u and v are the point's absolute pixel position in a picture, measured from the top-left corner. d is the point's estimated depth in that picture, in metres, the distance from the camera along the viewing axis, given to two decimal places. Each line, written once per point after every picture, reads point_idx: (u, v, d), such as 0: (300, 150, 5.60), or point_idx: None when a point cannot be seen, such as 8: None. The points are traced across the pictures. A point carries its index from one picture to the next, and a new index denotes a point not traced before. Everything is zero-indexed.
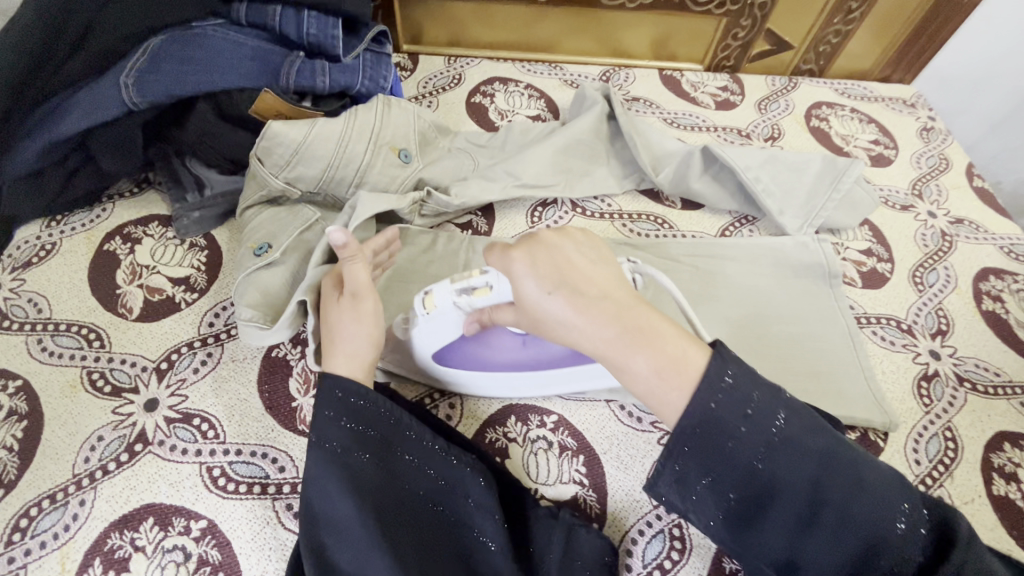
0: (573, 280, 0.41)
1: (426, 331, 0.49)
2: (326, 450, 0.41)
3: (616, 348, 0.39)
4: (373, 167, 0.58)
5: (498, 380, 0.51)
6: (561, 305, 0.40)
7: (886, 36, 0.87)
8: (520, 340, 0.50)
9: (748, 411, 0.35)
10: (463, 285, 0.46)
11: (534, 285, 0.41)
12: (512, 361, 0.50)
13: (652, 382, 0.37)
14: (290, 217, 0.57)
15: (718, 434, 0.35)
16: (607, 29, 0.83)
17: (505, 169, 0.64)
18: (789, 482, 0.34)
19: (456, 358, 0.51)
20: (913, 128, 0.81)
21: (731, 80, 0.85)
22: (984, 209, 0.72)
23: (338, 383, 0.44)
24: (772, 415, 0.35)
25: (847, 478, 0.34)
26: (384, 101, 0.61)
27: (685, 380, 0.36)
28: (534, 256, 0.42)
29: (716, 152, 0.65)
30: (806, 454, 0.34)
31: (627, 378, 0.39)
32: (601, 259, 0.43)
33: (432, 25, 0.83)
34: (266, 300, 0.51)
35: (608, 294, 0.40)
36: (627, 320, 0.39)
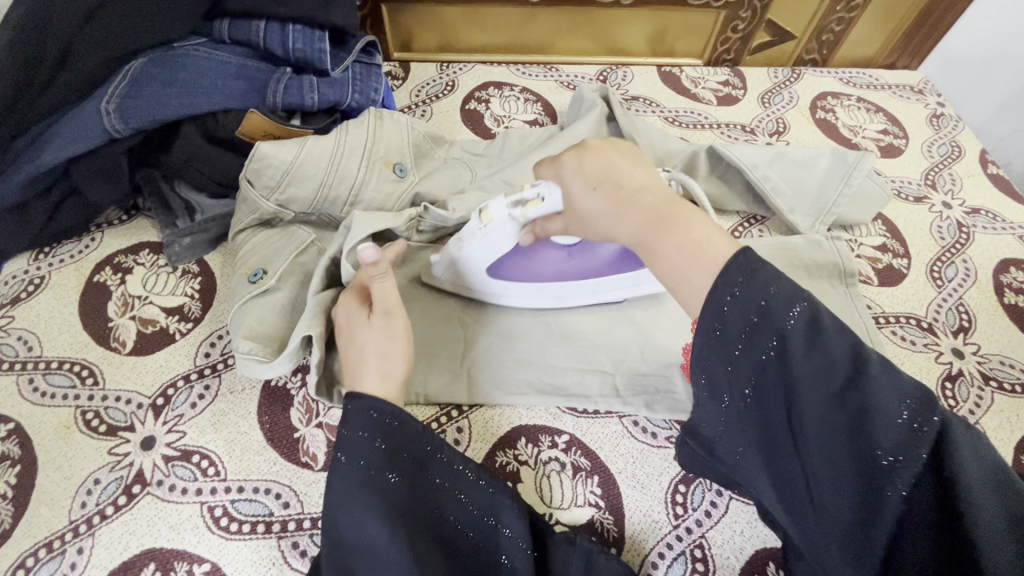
0: (612, 173, 0.40)
1: (481, 245, 0.51)
2: (359, 471, 0.39)
3: (647, 229, 0.36)
4: (368, 184, 0.56)
5: (546, 291, 0.55)
6: (601, 201, 0.39)
7: (890, 23, 0.83)
8: (565, 251, 0.53)
9: (759, 301, 0.28)
10: (516, 199, 0.47)
11: (579, 185, 0.41)
12: (560, 272, 0.54)
13: (675, 267, 0.33)
14: (285, 240, 0.55)
15: (729, 331, 0.29)
16: (602, 27, 0.81)
17: (503, 178, 0.62)
18: (798, 377, 0.27)
19: (510, 269, 0.53)
20: (922, 115, 0.79)
21: (732, 74, 0.82)
22: (1000, 196, 0.70)
23: (371, 401, 0.42)
24: (784, 308, 0.28)
25: (857, 378, 0.27)
26: (375, 115, 0.59)
27: (712, 253, 0.32)
28: (580, 158, 0.41)
29: (721, 152, 0.63)
30: (812, 356, 0.27)
31: (654, 262, 0.35)
32: (638, 159, 0.42)
33: (422, 31, 0.81)
34: (263, 330, 0.48)
35: (647, 188, 0.38)
36: (654, 203, 0.36)
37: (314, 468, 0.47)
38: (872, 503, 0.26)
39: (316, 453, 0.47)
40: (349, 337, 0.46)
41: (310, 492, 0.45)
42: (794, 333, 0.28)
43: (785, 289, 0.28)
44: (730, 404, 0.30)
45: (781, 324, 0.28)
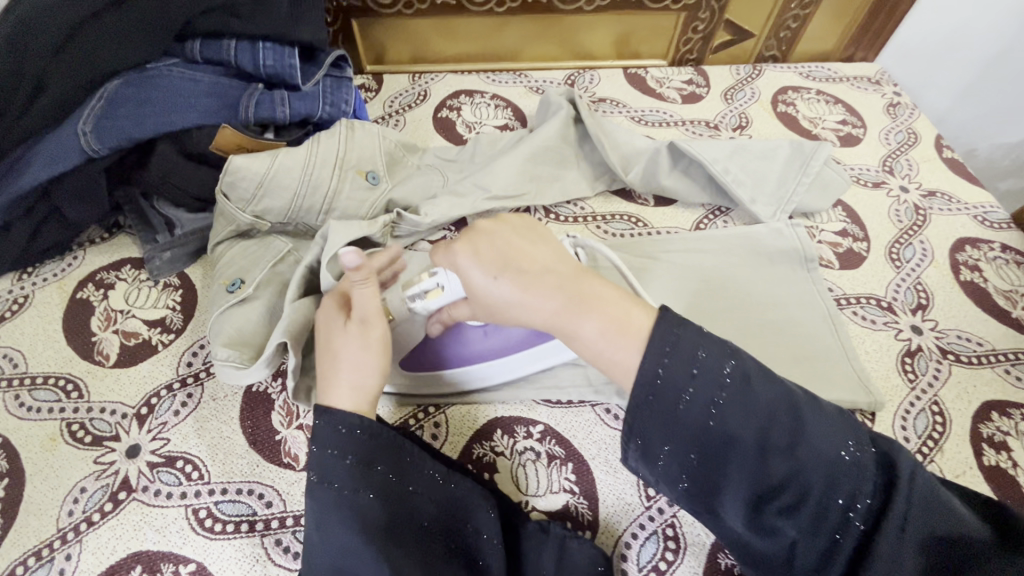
0: (509, 260, 0.43)
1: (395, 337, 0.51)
2: (331, 489, 0.40)
3: (565, 313, 0.41)
4: (341, 193, 0.58)
5: (471, 374, 0.53)
6: (506, 287, 0.42)
7: (845, 18, 0.86)
8: (480, 330, 0.51)
9: (692, 373, 0.35)
10: (413, 290, 0.49)
11: (479, 273, 0.43)
12: (480, 352, 0.52)
13: (600, 346, 0.39)
14: (263, 251, 0.57)
15: (667, 398, 0.36)
16: (569, 33, 0.83)
17: (474, 183, 0.63)
18: (740, 431, 0.34)
19: (434, 360, 0.53)
20: (879, 105, 0.82)
21: (696, 73, 0.85)
22: (955, 178, 0.73)
23: (339, 416, 0.43)
24: (718, 369, 0.35)
25: (788, 429, 0.34)
26: (347, 126, 0.61)
27: (631, 329, 0.38)
28: (473, 242, 0.44)
29: (682, 148, 0.65)
30: (749, 414, 0.35)
31: (576, 342, 0.41)
32: (533, 236, 0.45)
33: (395, 44, 0.83)
34: (242, 337, 0.50)
35: (549, 268, 0.42)
36: (567, 290, 0.41)
37: (295, 468, 0.48)
38: (817, 524, 0.34)
39: (298, 453, 0.49)
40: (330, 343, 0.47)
41: (292, 491, 0.47)
42: (730, 390, 0.35)
43: (710, 352, 0.36)
44: (690, 463, 0.36)
45: (721, 388, 0.35)
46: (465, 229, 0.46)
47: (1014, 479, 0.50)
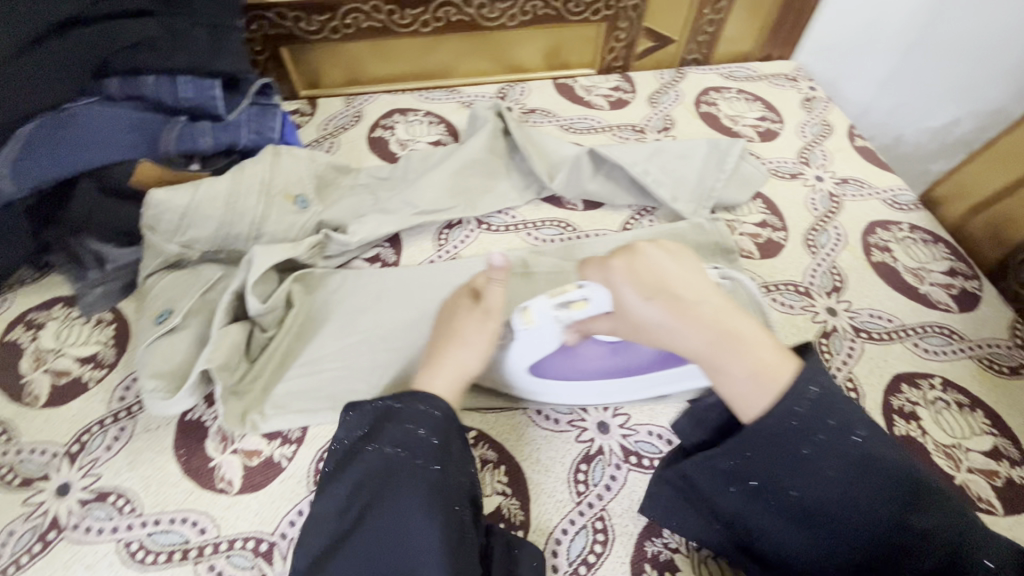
0: (669, 289, 0.45)
1: (524, 344, 0.51)
2: (409, 460, 0.42)
3: (714, 348, 0.43)
4: (268, 217, 0.59)
5: (589, 387, 0.53)
6: (657, 310, 0.44)
7: (757, 19, 0.90)
8: (610, 347, 0.52)
9: (821, 437, 0.39)
10: (559, 300, 0.49)
11: (630, 292, 0.45)
12: (604, 369, 0.52)
13: (741, 388, 0.41)
14: (192, 280, 0.57)
15: (790, 441, 0.39)
16: (497, 49, 0.85)
17: (403, 199, 0.66)
18: (864, 493, 0.38)
19: (555, 371, 0.52)
20: (796, 100, 0.86)
21: (623, 80, 0.89)
22: (866, 165, 0.77)
23: (428, 401, 0.46)
24: (854, 436, 0.39)
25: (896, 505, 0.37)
26: (272, 152, 0.62)
27: (774, 374, 0.41)
28: (632, 263, 0.46)
29: (602, 153, 0.68)
30: (863, 482, 0.38)
31: (721, 380, 0.43)
32: (689, 266, 0.47)
33: (328, 68, 0.83)
34: (170, 367, 0.50)
35: (702, 301, 0.45)
36: (719, 324, 0.43)
37: (229, 493, 0.49)
38: None
39: (232, 478, 0.49)
40: (454, 323, 0.52)
41: (226, 516, 0.47)
42: (855, 450, 0.38)
43: (841, 419, 0.39)
44: (786, 500, 0.40)
45: (831, 460, 0.38)
46: (622, 246, 0.48)
47: (923, 446, 0.52)
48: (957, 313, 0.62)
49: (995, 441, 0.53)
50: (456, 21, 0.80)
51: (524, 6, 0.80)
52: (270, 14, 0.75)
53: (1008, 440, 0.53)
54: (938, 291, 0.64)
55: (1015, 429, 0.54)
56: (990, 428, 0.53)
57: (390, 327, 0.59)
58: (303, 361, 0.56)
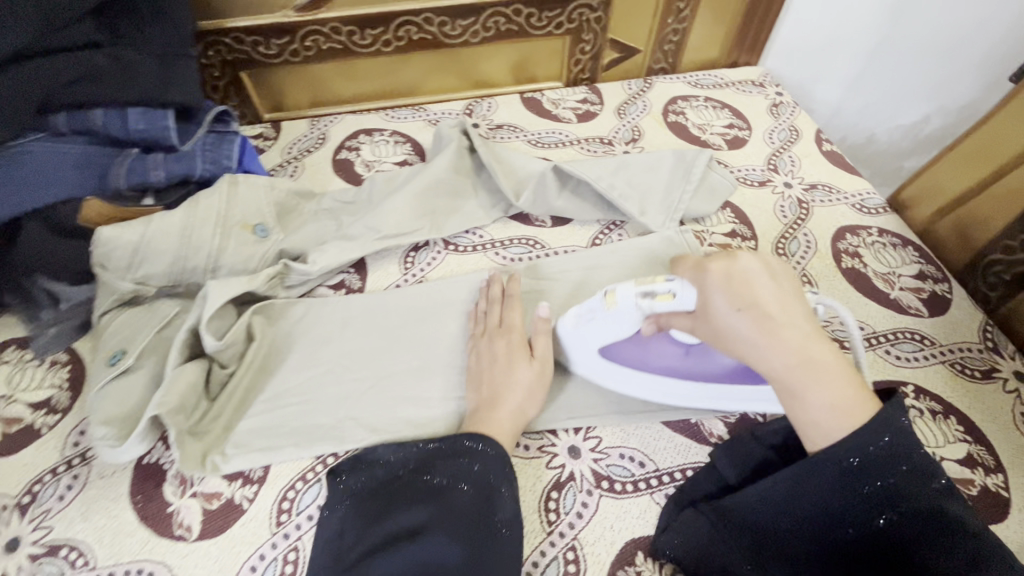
0: (763, 305, 0.43)
1: (598, 323, 0.52)
2: (457, 487, 0.45)
3: (796, 374, 0.41)
4: (226, 249, 0.58)
5: (652, 382, 0.54)
6: (745, 324, 0.43)
7: (721, 27, 0.91)
8: (684, 348, 0.52)
9: (890, 480, 0.37)
10: (645, 289, 0.49)
11: (721, 301, 0.44)
12: (670, 367, 0.52)
13: (817, 416, 0.40)
14: (147, 317, 0.55)
15: (857, 476, 0.37)
16: (462, 65, 0.85)
17: (366, 224, 0.65)
18: (920, 544, 0.35)
19: (622, 358, 0.54)
20: (763, 106, 0.86)
21: (590, 91, 0.88)
22: (834, 170, 0.77)
23: (482, 440, 0.48)
24: (925, 486, 0.36)
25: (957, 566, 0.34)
26: (229, 181, 0.61)
27: (855, 412, 0.39)
28: (728, 275, 0.45)
29: (567, 170, 0.67)
30: (922, 534, 0.35)
31: (797, 407, 0.41)
32: (789, 288, 0.44)
33: (290, 90, 0.82)
34: (123, 412, 0.48)
35: (793, 324, 0.42)
36: (808, 351, 0.41)
37: (188, 539, 0.47)
38: None
39: (190, 523, 0.48)
40: (502, 371, 0.53)
41: (184, 564, 0.46)
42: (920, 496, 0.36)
43: (913, 465, 0.37)
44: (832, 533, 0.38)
45: (891, 506, 0.36)
46: (724, 254, 0.47)
47: None
48: (928, 318, 0.61)
49: (970, 449, 0.52)
50: (418, 39, 0.79)
51: (486, 22, 0.80)
52: (227, 39, 0.74)
53: (983, 448, 0.52)
54: (909, 295, 0.63)
55: (988, 436, 0.53)
56: (964, 436, 0.53)
57: (355, 357, 0.58)
58: (265, 396, 0.55)
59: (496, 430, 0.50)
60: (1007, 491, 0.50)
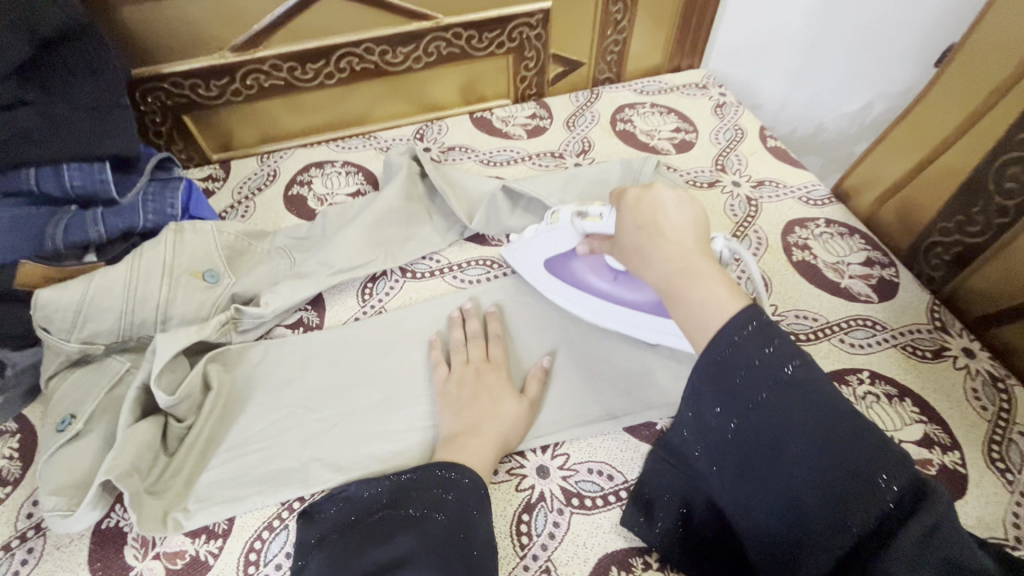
0: (660, 223, 0.45)
1: (545, 237, 0.62)
2: (431, 517, 0.44)
3: (677, 279, 0.41)
4: (175, 300, 0.57)
5: (583, 298, 0.62)
6: (642, 239, 0.45)
7: (660, 35, 0.93)
8: (614, 277, 0.60)
9: (755, 364, 0.35)
10: (581, 211, 0.57)
11: (629, 223, 0.47)
12: (600, 290, 0.61)
13: (696, 315, 0.38)
14: (98, 376, 0.54)
15: (729, 366, 0.35)
16: (408, 91, 0.85)
17: (318, 260, 0.64)
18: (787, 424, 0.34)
19: (563, 273, 0.63)
20: (708, 107, 0.88)
21: (539, 106, 0.89)
22: (779, 165, 0.79)
23: (460, 470, 0.48)
24: (783, 367, 0.35)
25: (820, 436, 0.33)
26: (174, 230, 0.59)
27: (728, 309, 0.37)
28: (639, 200, 0.47)
29: (517, 189, 0.68)
30: (786, 407, 0.34)
31: (679, 306, 0.40)
32: (697, 218, 0.45)
33: (237, 130, 0.81)
34: (73, 479, 0.47)
35: (686, 240, 0.43)
36: (692, 260, 0.41)
37: None
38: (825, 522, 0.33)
39: None
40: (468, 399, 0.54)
41: None
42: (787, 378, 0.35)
43: (779, 349, 0.35)
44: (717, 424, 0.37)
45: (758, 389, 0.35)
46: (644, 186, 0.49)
47: None
48: (877, 303, 0.63)
49: (926, 429, 0.53)
50: (360, 69, 0.79)
51: (427, 48, 0.80)
52: (165, 85, 0.73)
53: (938, 427, 0.53)
54: (858, 283, 0.65)
55: (943, 414, 0.54)
56: (919, 417, 0.54)
57: (317, 396, 0.57)
58: (226, 446, 0.54)
59: (460, 457, 0.50)
60: (963, 466, 0.51)
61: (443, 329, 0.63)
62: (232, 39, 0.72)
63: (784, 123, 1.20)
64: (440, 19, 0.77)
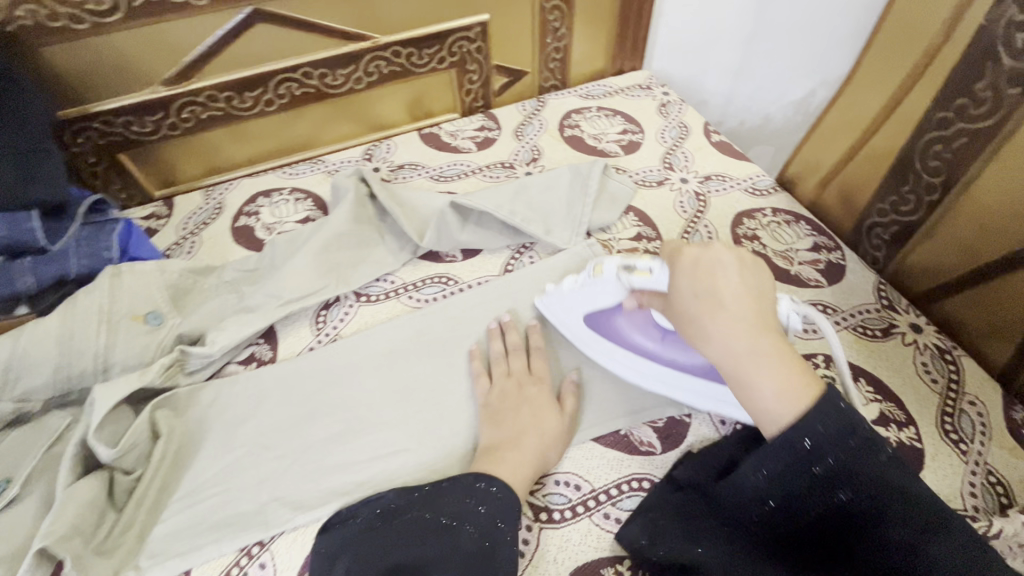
0: (720, 293, 0.44)
1: (585, 290, 0.57)
2: (459, 525, 0.44)
3: (745, 362, 0.41)
4: (115, 346, 0.55)
5: (624, 356, 0.58)
6: (700, 309, 0.44)
7: (599, 40, 0.94)
8: (661, 334, 0.56)
9: (838, 457, 0.37)
10: (627, 264, 0.53)
11: (686, 288, 0.46)
12: (644, 348, 0.57)
13: (768, 404, 0.40)
14: (35, 436, 0.51)
15: (811, 458, 0.38)
16: (353, 112, 0.84)
17: (266, 292, 0.63)
18: (874, 517, 0.36)
19: (605, 328, 0.59)
20: (652, 107, 0.89)
21: (486, 118, 0.89)
22: (725, 159, 0.80)
23: (492, 481, 0.47)
24: (870, 459, 0.37)
25: (912, 535, 0.35)
26: (111, 273, 0.57)
27: (800, 403, 0.39)
28: (698, 265, 0.46)
29: (466, 204, 0.68)
30: (877, 505, 0.36)
31: (748, 395, 0.41)
32: (758, 285, 0.44)
33: (178, 165, 0.79)
34: (9, 549, 0.44)
35: (750, 314, 0.42)
36: (759, 340, 0.41)
37: None
38: None
39: None
40: None
41: None
42: (871, 476, 0.37)
43: (861, 442, 0.37)
44: (801, 507, 0.39)
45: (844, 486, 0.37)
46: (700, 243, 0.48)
47: None
48: (827, 288, 0.64)
49: (882, 407, 0.54)
50: (301, 94, 0.78)
51: (368, 68, 0.79)
52: (96, 124, 0.70)
53: (894, 404, 0.54)
54: (808, 268, 0.66)
55: (897, 392, 0.55)
56: (875, 396, 0.55)
57: (273, 433, 0.55)
58: (178, 495, 0.51)
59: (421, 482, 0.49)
60: (920, 442, 0.52)
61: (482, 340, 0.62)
62: (162, 71, 0.70)
63: (733, 116, 1.21)
64: (378, 38, 0.77)
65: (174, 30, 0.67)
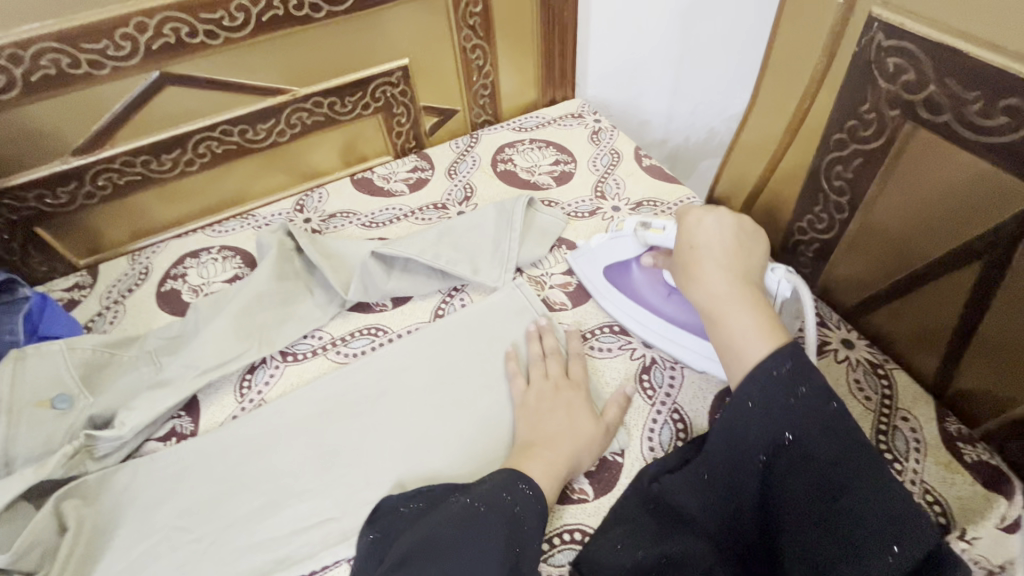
0: (711, 246, 0.53)
1: (609, 244, 0.67)
2: (488, 512, 0.44)
3: (723, 299, 0.49)
4: (17, 437, 0.52)
5: (631, 308, 0.65)
6: (693, 257, 0.54)
7: (527, 73, 0.95)
8: (669, 291, 0.63)
9: (797, 396, 0.42)
10: (645, 222, 0.63)
11: (684, 241, 0.56)
12: (649, 301, 0.64)
13: (739, 332, 0.47)
14: None
15: (776, 394, 0.42)
16: (281, 164, 0.83)
17: (184, 361, 0.61)
18: (822, 456, 0.40)
19: (620, 281, 0.67)
20: (585, 136, 0.90)
21: (420, 158, 0.89)
22: (656, 183, 0.80)
23: (527, 480, 0.48)
24: (823, 405, 0.41)
25: (845, 476, 0.40)
26: (14, 358, 0.55)
27: (769, 338, 0.46)
28: (694, 223, 0.56)
29: (388, 252, 0.67)
30: (819, 445, 0.40)
31: (722, 326, 0.48)
32: (742, 244, 0.54)
33: (100, 233, 0.76)
34: None
35: (734, 261, 0.52)
36: (738, 285, 0.50)
37: None
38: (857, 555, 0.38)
39: None
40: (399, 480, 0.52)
41: None
42: (821, 416, 0.41)
43: (813, 389, 0.42)
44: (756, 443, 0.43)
45: (797, 427, 0.41)
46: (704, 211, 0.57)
47: None
48: None
49: None
50: (223, 151, 0.77)
51: (290, 119, 0.79)
52: (6, 199, 0.68)
53: None
54: None
55: None
56: None
57: (191, 514, 0.53)
58: None
59: None
60: None
61: (518, 341, 0.64)
62: (72, 141, 0.68)
63: (678, 134, 1.22)
64: (296, 91, 0.76)
65: (79, 101, 0.66)
